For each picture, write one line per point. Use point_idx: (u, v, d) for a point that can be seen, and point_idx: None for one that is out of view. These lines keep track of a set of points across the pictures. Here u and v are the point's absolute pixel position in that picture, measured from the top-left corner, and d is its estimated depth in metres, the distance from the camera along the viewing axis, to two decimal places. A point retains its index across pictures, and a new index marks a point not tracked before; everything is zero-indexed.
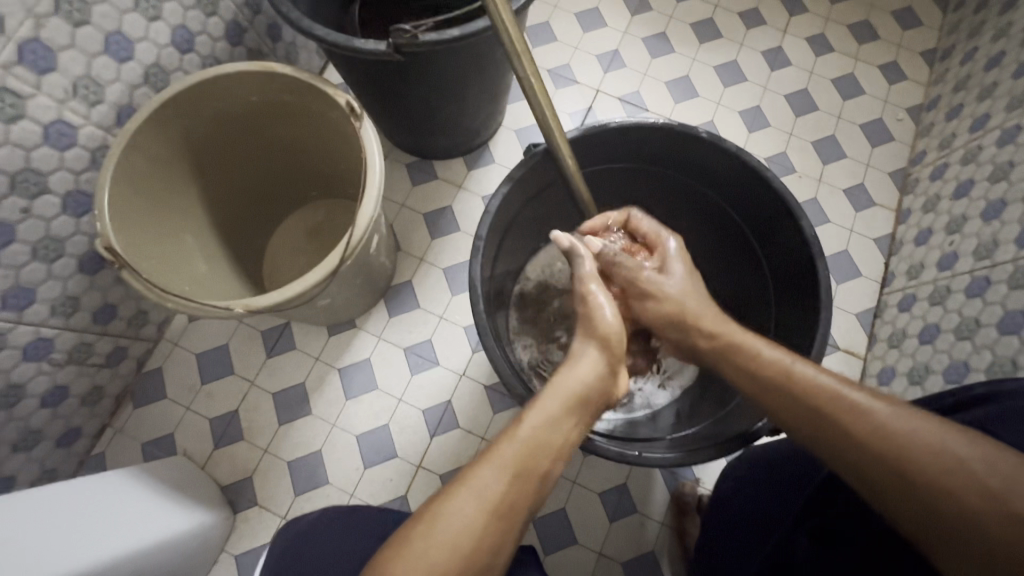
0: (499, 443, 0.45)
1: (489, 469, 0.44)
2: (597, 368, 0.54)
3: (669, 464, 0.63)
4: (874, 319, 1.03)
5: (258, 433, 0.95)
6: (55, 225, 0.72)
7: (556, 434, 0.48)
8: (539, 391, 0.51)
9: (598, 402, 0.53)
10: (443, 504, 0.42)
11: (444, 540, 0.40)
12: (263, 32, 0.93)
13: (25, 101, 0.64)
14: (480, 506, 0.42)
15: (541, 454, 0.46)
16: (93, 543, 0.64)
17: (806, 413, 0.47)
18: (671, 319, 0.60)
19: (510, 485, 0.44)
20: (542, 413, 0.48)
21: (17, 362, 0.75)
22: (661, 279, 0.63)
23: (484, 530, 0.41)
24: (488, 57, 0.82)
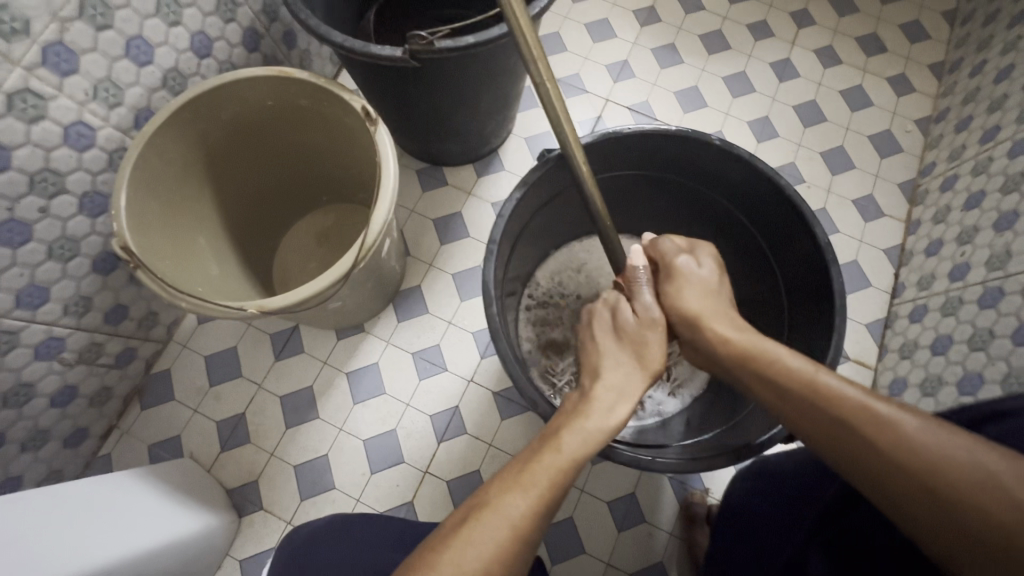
0: (530, 469, 0.45)
1: (518, 493, 0.44)
2: (631, 396, 0.54)
3: (682, 470, 0.62)
4: (885, 329, 1.02)
5: (265, 436, 0.95)
6: (72, 225, 0.73)
7: (585, 454, 0.48)
8: (569, 416, 0.51)
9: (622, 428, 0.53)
10: (471, 528, 0.41)
11: (473, 565, 0.39)
12: (279, 38, 0.95)
13: (47, 103, 0.65)
14: (507, 531, 0.42)
15: (569, 476, 0.46)
16: (99, 545, 0.64)
17: (830, 426, 0.45)
18: (681, 316, 0.60)
19: (537, 507, 0.43)
20: (577, 438, 0.48)
21: (29, 360, 0.75)
22: (687, 275, 0.62)
23: (510, 555, 0.41)
24: (502, 64, 0.83)
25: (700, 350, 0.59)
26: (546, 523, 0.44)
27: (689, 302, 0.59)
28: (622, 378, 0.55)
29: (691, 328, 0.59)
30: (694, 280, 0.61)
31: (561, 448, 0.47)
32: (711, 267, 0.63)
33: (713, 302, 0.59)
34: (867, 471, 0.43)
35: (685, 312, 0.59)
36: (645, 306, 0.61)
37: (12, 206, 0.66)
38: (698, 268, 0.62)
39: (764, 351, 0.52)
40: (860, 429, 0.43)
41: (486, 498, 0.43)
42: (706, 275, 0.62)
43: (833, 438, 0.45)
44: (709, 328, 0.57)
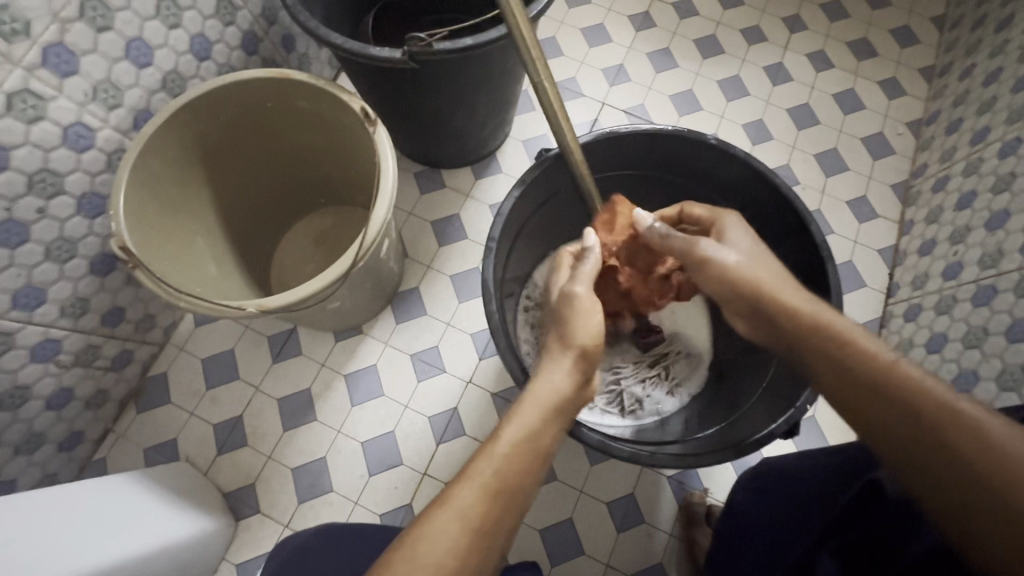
0: (474, 463, 0.46)
1: (466, 488, 0.44)
2: (572, 374, 0.53)
3: (685, 466, 0.61)
4: (880, 329, 1.03)
5: (262, 439, 0.94)
6: (69, 226, 0.73)
7: (534, 445, 0.48)
8: (514, 403, 0.50)
9: (574, 407, 0.52)
10: (423, 527, 0.42)
11: (434, 561, 0.40)
12: (278, 42, 0.96)
13: (46, 103, 0.65)
14: (465, 525, 0.43)
15: (516, 470, 0.46)
16: (92, 549, 0.63)
17: (893, 412, 0.41)
18: (737, 290, 0.55)
19: (492, 500, 0.44)
20: (518, 426, 0.48)
21: (25, 362, 0.75)
22: (722, 250, 0.58)
23: (464, 550, 0.42)
24: (500, 66, 0.84)
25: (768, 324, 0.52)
26: (508, 518, 0.45)
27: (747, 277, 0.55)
28: (560, 360, 0.53)
29: (748, 309, 0.54)
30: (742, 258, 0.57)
31: (499, 437, 0.47)
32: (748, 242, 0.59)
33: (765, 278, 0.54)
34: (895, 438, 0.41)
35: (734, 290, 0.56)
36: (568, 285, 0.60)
37: (10, 206, 0.66)
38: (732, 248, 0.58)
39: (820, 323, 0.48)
40: (914, 406, 0.40)
41: (447, 493, 0.44)
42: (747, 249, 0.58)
43: (882, 411, 0.42)
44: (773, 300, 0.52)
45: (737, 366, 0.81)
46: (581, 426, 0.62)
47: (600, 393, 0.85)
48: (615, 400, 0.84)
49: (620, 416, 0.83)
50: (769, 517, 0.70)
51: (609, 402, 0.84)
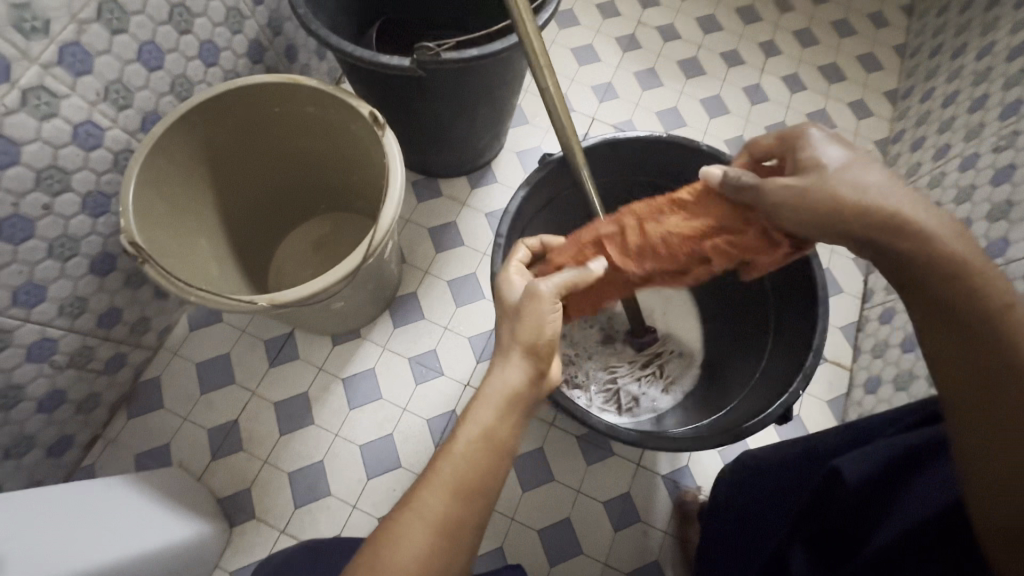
0: (435, 466, 0.49)
1: (430, 491, 0.47)
2: (527, 369, 0.53)
3: (688, 450, 0.63)
4: (857, 332, 1.08)
5: (258, 444, 0.93)
6: (73, 224, 0.73)
7: (493, 442, 0.50)
8: (469, 401, 0.52)
9: (529, 401, 0.54)
10: (392, 529, 0.45)
11: (399, 563, 0.44)
12: (281, 52, 0.98)
13: (60, 101, 0.66)
14: (428, 526, 0.46)
15: (476, 470, 0.49)
16: (89, 548, 0.62)
17: (970, 364, 0.40)
18: (828, 222, 0.49)
19: (454, 499, 0.47)
20: (476, 425, 0.50)
21: (21, 361, 0.74)
22: (813, 178, 0.50)
23: (431, 549, 0.45)
24: (501, 76, 0.88)
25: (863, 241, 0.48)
26: (475, 514, 0.48)
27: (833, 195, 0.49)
28: (510, 360, 0.54)
29: (838, 234, 0.49)
30: (828, 182, 0.49)
31: (456, 438, 0.50)
32: (846, 160, 0.50)
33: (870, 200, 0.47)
34: (968, 385, 0.39)
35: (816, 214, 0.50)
36: (530, 283, 0.58)
37: (17, 201, 0.66)
38: (819, 176, 0.50)
39: (925, 251, 0.44)
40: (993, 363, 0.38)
41: (410, 496, 0.47)
42: (832, 166, 0.50)
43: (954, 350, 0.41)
44: (885, 210, 0.47)
45: (727, 363, 0.85)
46: (588, 413, 0.65)
47: (597, 392, 0.88)
48: (612, 398, 0.87)
49: (617, 413, 0.86)
50: (750, 509, 0.72)
51: (606, 400, 0.87)
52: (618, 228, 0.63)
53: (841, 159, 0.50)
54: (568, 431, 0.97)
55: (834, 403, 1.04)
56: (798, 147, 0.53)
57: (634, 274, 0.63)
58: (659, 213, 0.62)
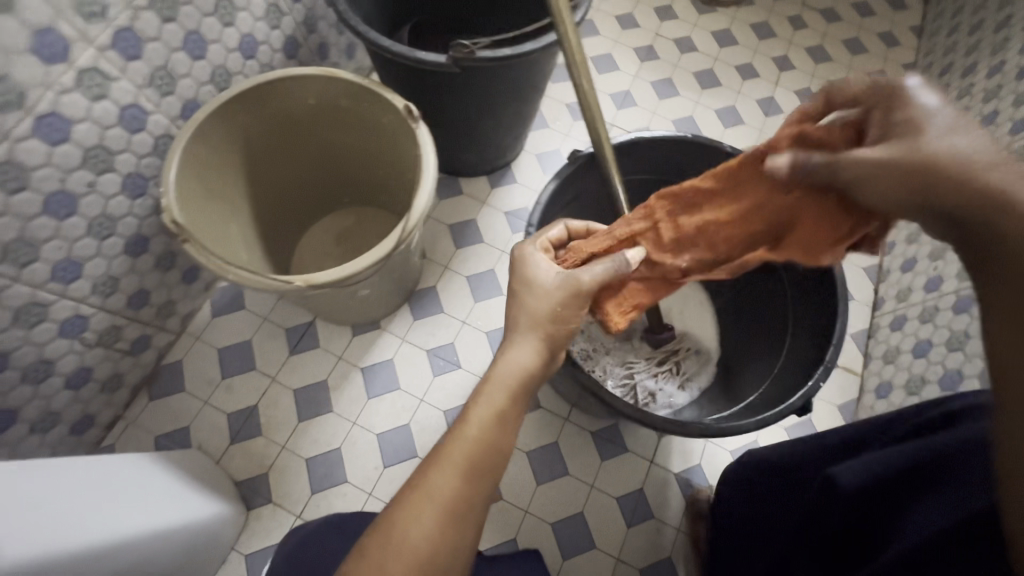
0: (445, 449, 0.50)
1: (441, 475, 0.49)
2: (538, 352, 0.56)
3: (717, 434, 0.64)
4: (868, 339, 1.10)
5: (277, 429, 0.95)
6: (113, 203, 0.75)
7: (500, 424, 0.52)
8: (481, 383, 0.54)
9: (535, 381, 0.56)
10: (402, 513, 0.47)
11: (408, 546, 0.46)
12: (313, 49, 1.01)
13: (111, 83, 0.68)
14: (436, 508, 0.47)
15: (486, 452, 0.50)
16: (123, 517, 0.64)
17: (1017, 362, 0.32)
18: (910, 190, 0.39)
19: (462, 481, 0.49)
20: (487, 407, 0.52)
21: (54, 336, 0.75)
22: (900, 138, 0.40)
23: (439, 531, 0.47)
24: (528, 78, 0.91)
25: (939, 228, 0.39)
26: (481, 495, 0.50)
27: (920, 174, 0.38)
28: (523, 343, 0.55)
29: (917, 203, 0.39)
30: (917, 142, 0.39)
31: (467, 420, 0.51)
32: (953, 121, 0.39)
33: (967, 166, 0.37)
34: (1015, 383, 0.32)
35: (893, 191, 0.40)
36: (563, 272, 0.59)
37: (64, 178, 0.67)
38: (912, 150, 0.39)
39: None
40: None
41: (417, 481, 0.49)
42: (929, 128, 0.39)
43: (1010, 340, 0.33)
44: (989, 176, 0.36)
45: (743, 362, 0.86)
46: (613, 396, 0.67)
47: (614, 386, 0.89)
48: (629, 393, 0.89)
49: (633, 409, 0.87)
50: (752, 512, 0.73)
51: (623, 395, 0.88)
52: (651, 223, 0.63)
53: (944, 119, 0.39)
54: (582, 427, 0.98)
55: (845, 407, 1.05)
56: (891, 103, 0.42)
57: (673, 265, 0.62)
58: (695, 203, 0.61)
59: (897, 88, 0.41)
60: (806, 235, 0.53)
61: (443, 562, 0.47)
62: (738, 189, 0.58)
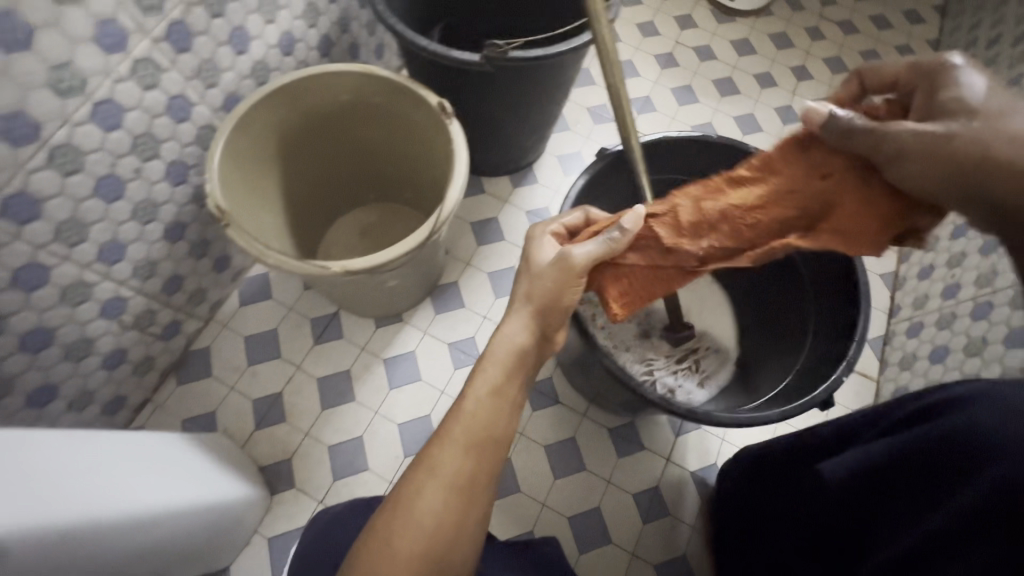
0: (447, 425, 0.55)
1: (444, 449, 0.53)
2: (530, 329, 0.60)
3: (737, 423, 0.65)
4: (884, 346, 1.11)
5: (301, 416, 0.97)
6: (156, 189, 0.78)
7: (498, 398, 0.57)
8: (477, 362, 0.58)
9: (530, 357, 0.60)
10: (411, 487, 0.51)
11: (420, 516, 0.50)
12: (346, 49, 1.05)
13: (161, 74, 0.71)
14: (443, 481, 0.51)
15: (485, 426, 0.55)
16: (161, 491, 0.66)
17: None
18: (955, 164, 0.42)
19: (464, 453, 0.53)
20: (484, 382, 0.57)
21: (95, 316, 0.78)
22: (953, 116, 0.43)
23: (447, 501, 0.51)
24: (555, 80, 0.94)
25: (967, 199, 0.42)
26: (484, 467, 0.54)
27: (956, 145, 0.41)
28: (517, 319, 0.59)
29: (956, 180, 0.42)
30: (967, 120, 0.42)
31: (466, 396, 0.56)
32: (1002, 100, 0.42)
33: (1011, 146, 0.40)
34: None
35: (935, 161, 0.42)
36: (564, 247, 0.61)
37: (114, 163, 0.70)
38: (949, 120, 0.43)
39: None
40: None
41: (425, 453, 0.53)
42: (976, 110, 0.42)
43: None
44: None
45: (762, 361, 0.87)
46: (643, 385, 0.68)
47: None
48: None
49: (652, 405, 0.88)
50: (754, 504, 0.77)
51: None
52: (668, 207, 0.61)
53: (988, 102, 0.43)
54: (600, 423, 0.99)
55: None
56: (936, 84, 0.46)
57: (689, 250, 0.60)
58: (719, 191, 0.59)
59: (947, 67, 0.46)
60: (846, 218, 0.52)
61: (452, 531, 0.51)
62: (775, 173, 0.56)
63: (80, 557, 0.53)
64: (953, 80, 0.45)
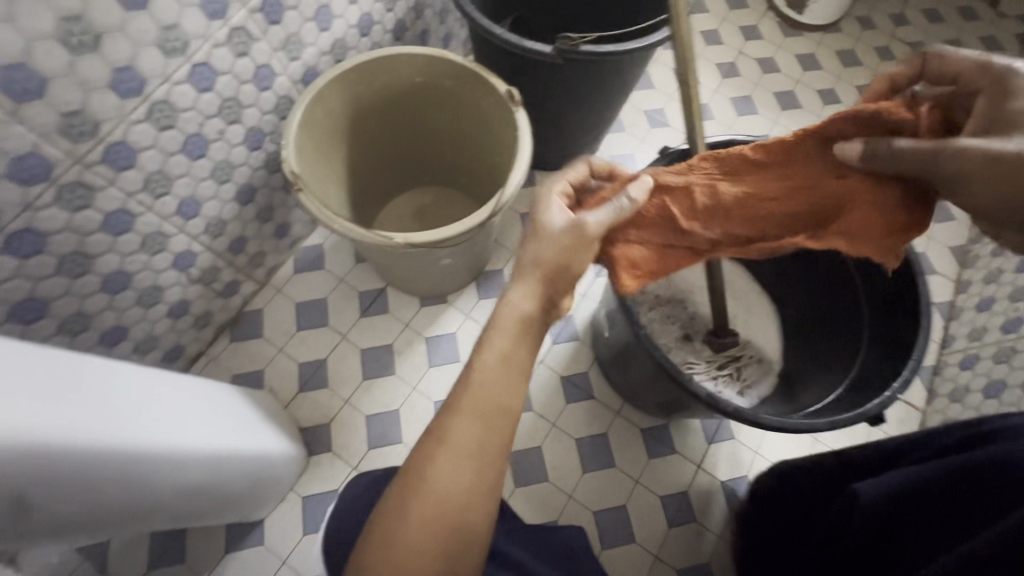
0: (457, 397, 0.51)
1: (457, 421, 0.50)
2: (538, 299, 0.55)
3: (782, 427, 0.64)
4: (933, 376, 1.08)
5: (342, 384, 1.00)
6: (234, 152, 0.82)
7: (507, 367, 0.52)
8: (485, 330, 0.54)
9: (538, 326, 0.55)
10: (427, 459, 0.49)
11: (437, 490, 0.48)
12: (416, 35, 1.08)
13: (253, 43, 0.76)
14: (461, 454, 0.49)
15: (495, 397, 0.51)
16: (217, 432, 0.69)
17: None
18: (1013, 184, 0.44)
19: (480, 426, 0.50)
20: (493, 354, 0.52)
21: (168, 267, 0.83)
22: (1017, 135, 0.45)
23: (465, 474, 0.49)
24: (620, 78, 0.94)
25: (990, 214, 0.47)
26: (500, 438, 0.51)
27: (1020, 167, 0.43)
28: (525, 291, 0.55)
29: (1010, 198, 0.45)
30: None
31: (472, 367, 0.52)
32: None
33: None
34: None
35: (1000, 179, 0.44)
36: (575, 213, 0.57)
37: (202, 123, 0.75)
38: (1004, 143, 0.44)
39: None
40: None
41: (437, 428, 0.50)
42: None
43: None
44: None
45: (808, 374, 0.86)
46: (693, 379, 0.68)
47: None
48: None
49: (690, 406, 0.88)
50: (784, 521, 0.75)
51: None
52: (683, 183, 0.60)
53: None
54: (633, 422, 0.99)
55: None
56: (1003, 91, 0.47)
57: (700, 235, 0.60)
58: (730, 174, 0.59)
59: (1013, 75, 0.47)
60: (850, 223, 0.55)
61: (471, 504, 0.48)
62: (790, 169, 0.57)
63: (133, 480, 0.54)
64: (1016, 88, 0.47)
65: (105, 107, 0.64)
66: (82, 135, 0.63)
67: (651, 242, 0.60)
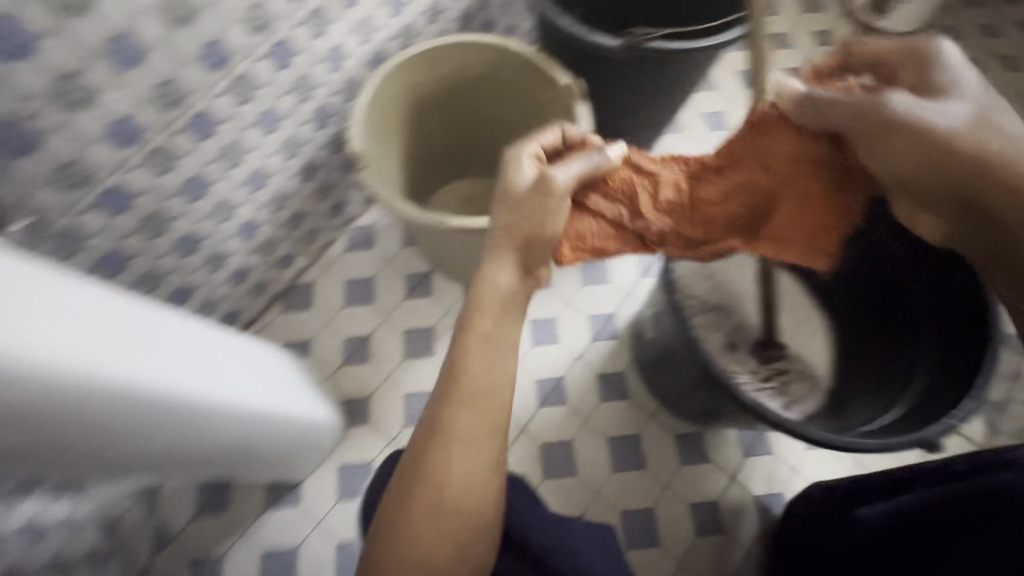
0: (451, 387, 0.52)
1: (453, 409, 0.51)
2: (517, 266, 0.57)
3: (828, 444, 0.63)
4: (995, 411, 1.01)
5: (383, 361, 1.03)
6: (302, 129, 0.86)
7: (491, 343, 0.54)
8: (468, 308, 0.56)
9: (522, 297, 0.57)
10: (430, 454, 0.50)
11: (444, 481, 0.49)
12: (482, 24, 1.09)
13: (330, 25, 0.78)
14: (463, 443, 0.51)
15: (488, 382, 0.52)
16: (268, 393, 0.72)
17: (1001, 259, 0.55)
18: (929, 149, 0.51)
19: (478, 412, 0.52)
20: (483, 341, 0.54)
21: (234, 234, 0.88)
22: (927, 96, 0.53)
23: (470, 462, 0.50)
24: (685, 76, 0.93)
25: (908, 187, 0.55)
26: (498, 421, 0.53)
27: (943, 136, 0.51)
28: (502, 260, 0.57)
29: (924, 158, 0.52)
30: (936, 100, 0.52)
31: (464, 356, 0.53)
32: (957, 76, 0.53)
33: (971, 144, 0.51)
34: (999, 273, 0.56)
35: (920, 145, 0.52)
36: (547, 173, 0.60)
37: (276, 99, 0.78)
38: (932, 105, 0.52)
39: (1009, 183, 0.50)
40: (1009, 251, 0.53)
41: (437, 424, 0.51)
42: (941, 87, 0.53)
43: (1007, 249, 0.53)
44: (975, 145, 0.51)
45: (859, 395, 0.83)
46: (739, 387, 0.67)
47: None
48: None
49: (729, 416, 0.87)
50: (805, 538, 0.77)
51: None
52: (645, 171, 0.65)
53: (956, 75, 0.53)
54: (667, 426, 0.98)
55: None
56: (922, 62, 0.54)
57: (653, 218, 0.64)
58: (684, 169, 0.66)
59: (928, 52, 0.54)
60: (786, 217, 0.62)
61: (480, 490, 0.51)
62: (735, 165, 0.64)
63: (195, 429, 0.57)
64: (942, 62, 0.53)
65: (194, 78, 0.68)
66: (171, 104, 0.68)
67: (608, 216, 0.65)
